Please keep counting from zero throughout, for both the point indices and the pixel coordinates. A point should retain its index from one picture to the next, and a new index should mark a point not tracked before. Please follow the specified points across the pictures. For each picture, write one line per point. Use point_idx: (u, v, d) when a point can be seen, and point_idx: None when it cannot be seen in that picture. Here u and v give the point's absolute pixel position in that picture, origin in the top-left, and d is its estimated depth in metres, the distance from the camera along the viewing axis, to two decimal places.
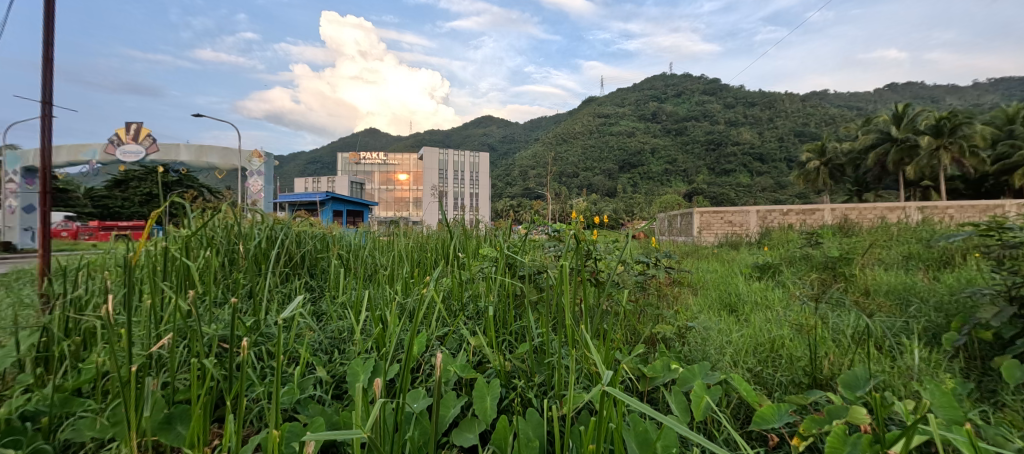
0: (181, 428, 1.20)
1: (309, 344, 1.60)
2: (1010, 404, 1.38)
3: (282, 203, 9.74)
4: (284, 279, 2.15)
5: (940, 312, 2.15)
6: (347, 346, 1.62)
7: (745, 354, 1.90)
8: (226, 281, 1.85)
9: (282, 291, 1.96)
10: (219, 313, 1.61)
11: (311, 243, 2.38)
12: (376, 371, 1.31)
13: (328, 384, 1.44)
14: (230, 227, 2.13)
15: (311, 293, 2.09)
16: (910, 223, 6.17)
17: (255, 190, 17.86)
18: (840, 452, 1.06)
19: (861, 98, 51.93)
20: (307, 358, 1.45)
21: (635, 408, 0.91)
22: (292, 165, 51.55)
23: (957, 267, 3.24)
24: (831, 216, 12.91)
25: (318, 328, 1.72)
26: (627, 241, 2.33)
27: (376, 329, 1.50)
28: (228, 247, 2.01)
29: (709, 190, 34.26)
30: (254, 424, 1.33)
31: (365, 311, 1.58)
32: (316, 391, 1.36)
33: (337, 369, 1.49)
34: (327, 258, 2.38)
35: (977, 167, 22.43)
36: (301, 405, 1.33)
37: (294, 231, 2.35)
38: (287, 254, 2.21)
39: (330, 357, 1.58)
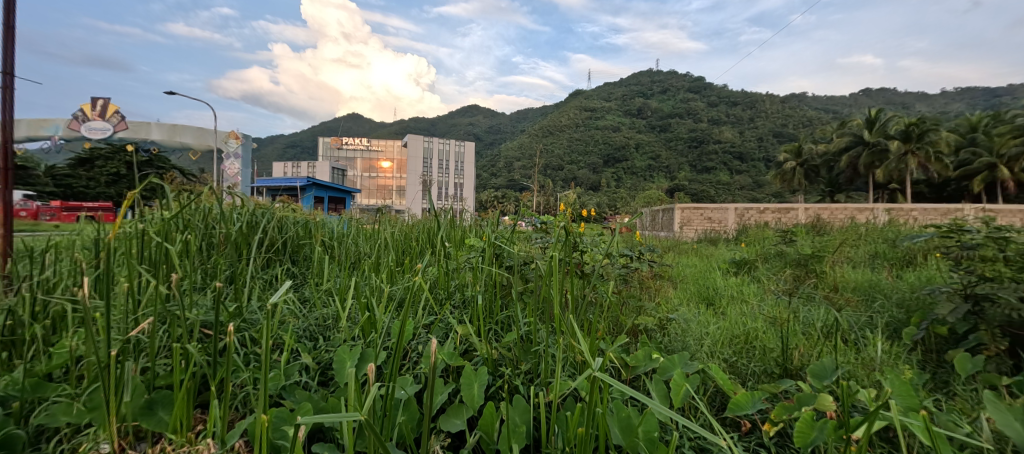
0: (163, 413, 1.17)
1: (293, 331, 1.56)
2: (960, 393, 1.49)
3: (261, 188, 9.54)
4: (265, 265, 2.10)
5: (901, 308, 2.28)
6: (332, 333, 1.59)
7: (721, 345, 1.99)
8: (206, 265, 1.79)
9: (265, 277, 1.92)
10: (201, 295, 1.57)
11: (294, 229, 2.32)
12: (364, 357, 1.29)
13: (314, 370, 1.42)
14: (208, 211, 2.05)
15: (293, 280, 2.06)
16: (878, 225, 6.44)
17: (232, 172, 17.38)
18: (808, 438, 1.14)
19: (837, 102, 53.76)
20: (293, 344, 1.43)
21: (621, 391, 0.96)
22: (270, 149, 50.27)
23: (919, 266, 3.42)
24: (804, 215, 13.39)
25: (303, 314, 1.70)
26: (613, 235, 2.38)
27: (363, 315, 1.49)
28: (205, 231, 1.94)
29: (690, 187, 34.91)
30: (239, 411, 1.29)
31: (351, 298, 1.56)
32: (302, 378, 1.33)
33: (323, 355, 1.47)
34: (310, 244, 2.34)
35: (941, 172, 23.47)
36: (287, 391, 1.31)
37: (277, 216, 2.30)
38: (269, 240, 2.16)
39: (314, 343, 1.55)
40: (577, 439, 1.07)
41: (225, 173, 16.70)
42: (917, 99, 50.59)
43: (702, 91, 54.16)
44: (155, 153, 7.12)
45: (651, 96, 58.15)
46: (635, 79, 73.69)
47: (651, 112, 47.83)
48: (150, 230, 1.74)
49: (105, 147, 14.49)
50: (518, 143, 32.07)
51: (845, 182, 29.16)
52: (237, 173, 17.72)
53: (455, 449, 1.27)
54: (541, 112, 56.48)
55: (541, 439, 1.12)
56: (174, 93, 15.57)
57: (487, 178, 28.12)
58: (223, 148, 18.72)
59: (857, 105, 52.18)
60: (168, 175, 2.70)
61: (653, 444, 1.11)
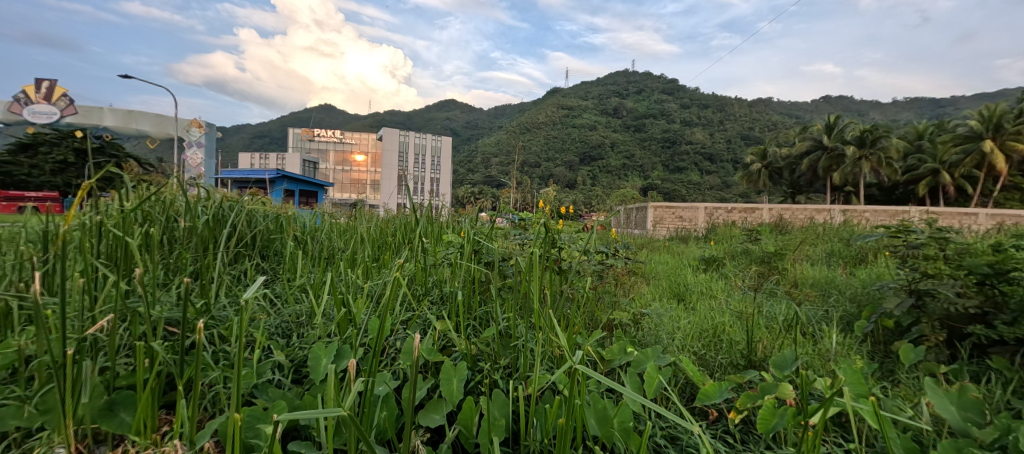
0: (126, 415, 1.03)
1: (264, 327, 1.43)
2: (904, 381, 1.60)
3: (226, 179, 9.18)
4: (234, 259, 1.97)
5: (853, 302, 2.45)
6: (306, 329, 1.47)
7: (691, 339, 2.08)
8: (168, 259, 1.62)
9: (233, 272, 1.80)
10: (166, 292, 1.36)
11: (265, 223, 2.17)
12: (340, 355, 1.21)
13: (288, 367, 1.28)
14: (170, 202, 1.84)
15: (264, 275, 1.94)
16: (834, 225, 6.83)
17: (194, 163, 16.59)
18: (770, 424, 1.23)
19: (800, 108, 56.31)
20: (264, 340, 1.30)
21: (600, 382, 0.98)
22: (236, 139, 48.37)
23: (870, 264, 3.66)
24: (769, 215, 13.98)
25: (275, 310, 1.57)
26: (590, 232, 2.45)
27: (340, 312, 1.36)
28: (167, 224, 1.73)
29: (662, 187, 35.71)
30: (208, 411, 1.12)
31: (327, 294, 1.47)
32: (275, 375, 1.20)
33: (297, 352, 1.33)
34: (281, 239, 2.21)
35: (891, 176, 24.89)
36: (259, 389, 1.16)
37: (247, 209, 2.15)
38: (239, 235, 2.02)
39: (287, 340, 1.42)
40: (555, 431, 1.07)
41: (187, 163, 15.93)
42: (872, 107, 53.52)
43: (675, 93, 55.43)
44: (106, 140, 6.65)
45: (626, 96, 59.29)
46: (611, 79, 74.90)
47: (625, 112, 48.71)
48: (108, 220, 1.55)
49: (51, 133, 13.53)
50: (495, 139, 32.07)
51: (805, 183, 30.54)
52: (200, 163, 16.92)
53: (435, 444, 1.24)
54: (519, 109, 56.65)
55: (519, 433, 1.14)
56: (130, 77, 14.74)
57: (463, 173, 27.99)
58: (184, 136, 17.81)
59: (817, 111, 54.79)
60: (127, 165, 2.53)
61: (628, 434, 1.17)
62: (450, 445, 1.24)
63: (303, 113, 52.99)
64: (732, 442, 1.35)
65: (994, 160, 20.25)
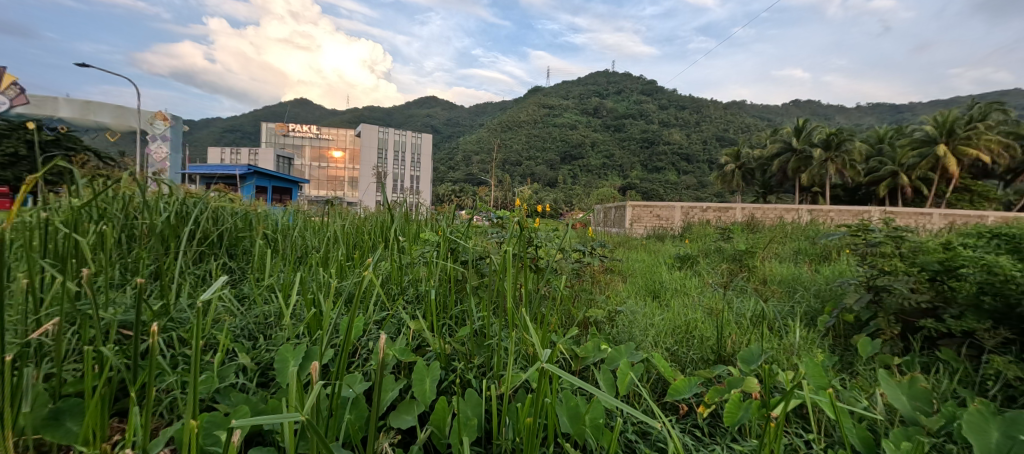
0: (74, 424, 0.85)
1: (229, 330, 1.35)
2: (861, 372, 1.67)
3: (193, 174, 8.77)
4: (198, 259, 1.87)
5: (816, 298, 2.55)
6: (273, 331, 1.40)
7: (664, 335, 2.13)
8: (125, 259, 1.47)
9: (196, 272, 1.67)
10: (122, 292, 1.24)
11: (231, 221, 2.07)
12: (309, 356, 1.16)
13: (254, 372, 1.21)
14: (128, 198, 1.70)
15: (231, 275, 1.83)
16: (802, 223, 7.09)
17: (159, 157, 15.82)
18: (735, 417, 1.28)
19: (770, 112, 58.39)
20: (227, 343, 1.21)
21: (570, 382, 0.96)
22: (205, 133, 46.61)
23: (834, 261, 3.81)
24: (741, 214, 14.37)
25: (241, 311, 1.49)
26: (566, 230, 2.48)
27: (310, 312, 1.32)
28: (126, 221, 1.60)
29: (641, 186, 36.05)
30: (164, 418, 0.99)
31: (296, 293, 1.41)
32: (239, 379, 1.13)
33: (263, 355, 1.27)
34: (250, 238, 2.11)
35: (855, 178, 25.95)
36: (221, 394, 1.09)
37: (213, 206, 2.02)
38: (203, 233, 1.91)
39: (254, 342, 1.35)
40: (527, 427, 1.07)
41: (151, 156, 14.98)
42: (836, 112, 55.85)
43: (653, 94, 56.39)
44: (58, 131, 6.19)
45: (606, 96, 60.08)
46: (591, 79, 75.79)
47: (605, 112, 49.26)
48: (56, 217, 1.39)
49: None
50: (475, 137, 31.99)
51: (776, 184, 31.48)
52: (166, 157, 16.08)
53: (406, 446, 1.23)
54: (500, 107, 56.71)
55: (492, 434, 1.14)
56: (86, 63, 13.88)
57: (443, 171, 27.76)
58: (148, 130, 16.16)
59: (787, 114, 56.72)
60: (80, 158, 2.38)
61: (599, 431, 1.20)
62: (422, 446, 1.23)
63: (278, 107, 51.75)
64: (700, 435, 1.38)
65: (947, 163, 21.35)
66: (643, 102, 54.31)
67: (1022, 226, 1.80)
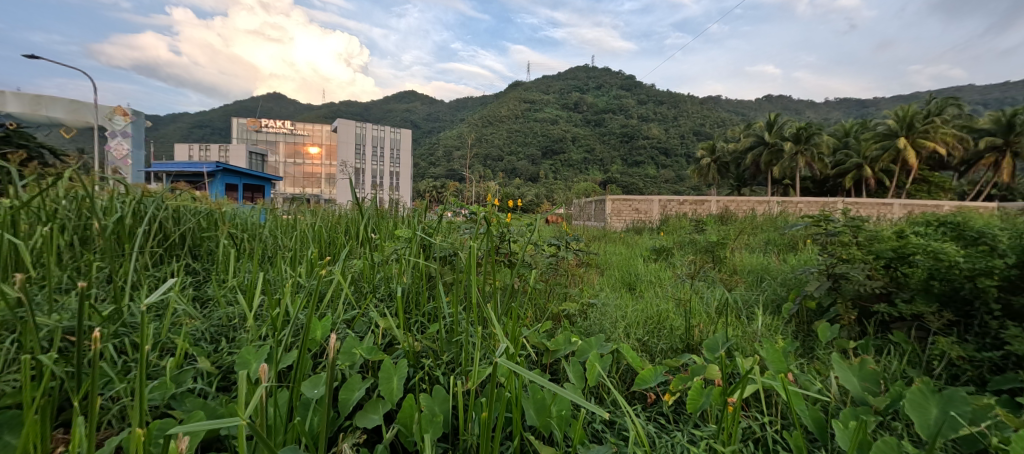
0: (10, 436, 0.80)
1: (188, 333, 1.30)
2: (821, 356, 1.72)
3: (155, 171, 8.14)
4: (158, 261, 1.79)
5: (782, 286, 2.61)
6: (238, 333, 1.36)
7: (636, 326, 2.17)
8: (75, 265, 1.40)
9: (154, 275, 1.61)
10: (65, 300, 1.17)
11: (193, 221, 2.00)
12: (270, 358, 1.14)
13: (214, 376, 1.18)
14: (81, 199, 1.63)
15: (193, 277, 1.76)
16: (771, 214, 7.31)
17: (118, 154, 13.41)
18: (697, 402, 1.31)
19: (744, 107, 60.06)
20: (184, 347, 1.17)
21: (530, 379, 0.96)
22: (172, 130, 44.82)
23: (800, 250, 3.92)
24: (715, 206, 14.67)
25: (201, 316, 1.44)
26: (538, 225, 2.48)
27: (271, 312, 1.27)
28: (75, 224, 1.53)
29: (622, 179, 36.16)
30: (113, 427, 0.95)
31: (257, 294, 1.36)
32: (197, 384, 1.09)
33: (226, 358, 1.23)
34: (214, 237, 2.05)
35: (823, 170, 26.74)
36: (177, 400, 1.06)
37: (171, 205, 1.94)
38: (162, 234, 1.84)
39: (217, 345, 1.31)
40: (487, 422, 1.08)
41: (108, 153, 13.35)
42: (806, 107, 57.77)
43: (631, 89, 57.21)
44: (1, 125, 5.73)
45: (586, 92, 60.47)
46: (570, 74, 76.14)
47: (585, 108, 49.75)
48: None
49: None
50: (453, 132, 31.83)
51: (749, 176, 32.12)
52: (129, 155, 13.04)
53: (372, 445, 1.22)
54: (481, 102, 56.50)
55: (456, 430, 1.13)
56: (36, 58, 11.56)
57: (424, 167, 27.52)
58: (106, 125, 14.95)
59: (760, 109, 58.35)
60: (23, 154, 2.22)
61: (565, 422, 1.20)
62: (388, 445, 1.23)
63: (249, 103, 50.25)
64: (663, 422, 1.41)
65: (908, 155, 22.25)
66: (621, 97, 54.85)
67: (969, 214, 1.89)
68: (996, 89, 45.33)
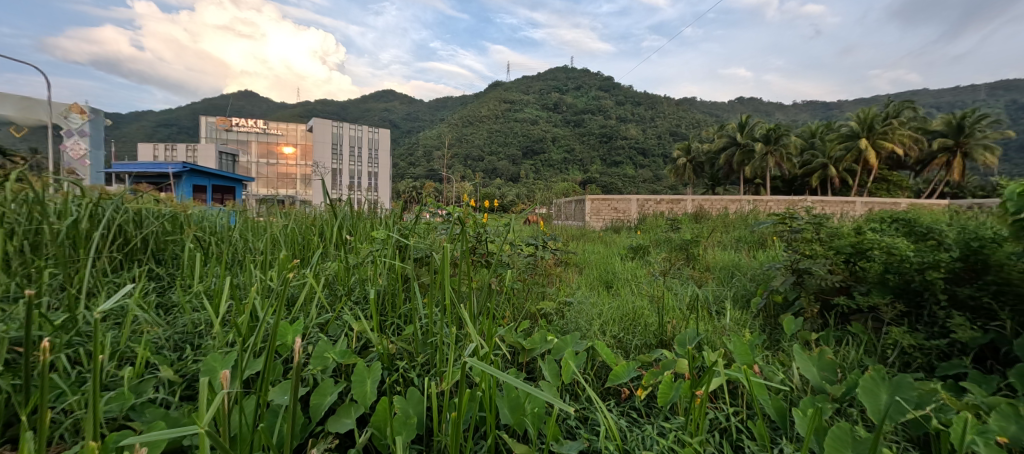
0: None
1: (149, 341, 1.26)
2: (785, 348, 1.78)
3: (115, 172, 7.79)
4: (118, 266, 1.73)
5: (751, 281, 2.70)
6: (203, 339, 1.33)
7: (611, 323, 2.21)
8: (23, 271, 1.34)
9: (112, 281, 1.54)
10: (15, 309, 1.13)
11: (156, 224, 1.94)
12: (237, 365, 1.11)
13: (178, 384, 1.14)
14: (33, 204, 1.57)
15: (155, 283, 1.71)
16: (743, 212, 7.52)
17: (75, 155, 12.79)
18: (667, 396, 1.35)
19: (719, 109, 61.64)
20: (145, 356, 1.13)
21: (501, 379, 0.98)
22: (137, 129, 43.15)
23: (768, 247, 4.05)
24: (691, 206, 15.02)
25: (165, 322, 1.40)
26: (515, 224, 2.50)
27: (237, 319, 1.24)
28: (23, 231, 1.46)
29: (601, 179, 36.54)
30: (65, 441, 0.91)
31: (223, 299, 1.33)
32: (158, 394, 1.06)
33: (189, 366, 1.19)
34: (179, 241, 1.99)
35: (791, 170, 27.62)
36: (137, 411, 1.02)
37: (132, 209, 1.88)
38: (122, 239, 1.77)
39: (181, 353, 1.27)
40: (458, 423, 1.08)
41: (64, 152, 12.74)
42: (776, 109, 59.75)
43: (610, 90, 58.14)
44: None
45: (566, 92, 61.05)
46: (550, 74, 76.64)
47: (565, 109, 50.21)
48: None
49: None
50: (432, 132, 31.69)
51: (723, 176, 32.91)
52: (85, 155, 12.52)
53: (344, 449, 1.22)
54: (461, 102, 56.26)
55: (431, 432, 1.13)
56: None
57: (402, 167, 27.30)
58: (62, 123, 14.24)
59: (733, 110, 60.11)
60: None
61: (539, 419, 1.22)
62: (362, 449, 1.22)
63: (221, 101, 48.81)
64: (636, 416, 1.45)
65: (869, 156, 23.23)
66: (600, 98, 55.58)
67: (921, 211, 1.99)
68: (949, 93, 47.96)
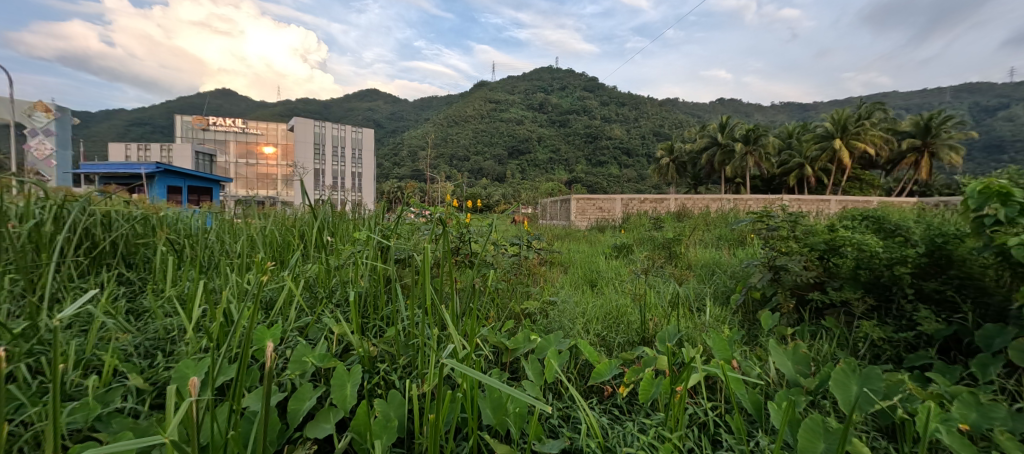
0: None
1: (118, 348, 1.23)
2: (763, 343, 1.83)
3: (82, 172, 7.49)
4: (85, 271, 1.69)
5: (731, 278, 2.75)
6: (176, 346, 1.30)
7: (594, 322, 2.23)
8: None
9: (78, 286, 1.50)
10: None
11: (125, 227, 1.89)
12: (210, 371, 1.09)
13: (147, 393, 1.11)
14: None
15: (125, 288, 1.67)
16: (724, 210, 7.66)
17: (41, 155, 12.32)
18: (648, 392, 1.37)
19: (701, 110, 62.59)
20: (112, 363, 1.10)
21: (479, 380, 0.97)
22: (110, 129, 41.82)
23: (748, 244, 4.12)
24: (674, 205, 15.25)
25: (135, 328, 1.36)
26: (498, 224, 2.50)
27: (211, 324, 1.22)
28: None
29: (586, 179, 36.73)
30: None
31: (195, 305, 1.30)
32: (126, 404, 1.04)
33: (160, 373, 1.16)
34: (151, 245, 1.94)
35: (769, 169, 28.18)
36: (103, 421, 0.99)
37: (101, 211, 1.83)
38: (89, 242, 1.72)
39: (152, 361, 1.24)
40: (438, 426, 1.08)
41: (28, 152, 12.25)
42: (756, 109, 60.99)
43: (595, 91, 58.59)
44: None
45: (551, 92, 61.32)
46: (535, 74, 76.86)
47: (550, 109, 50.38)
48: None
49: None
50: (417, 132, 31.50)
51: (705, 176, 33.43)
52: (51, 155, 12.06)
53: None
54: (446, 102, 56.02)
55: (411, 434, 1.13)
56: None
57: (386, 167, 27.07)
58: (26, 122, 13.68)
59: (714, 110, 61.18)
60: None
61: (521, 418, 1.23)
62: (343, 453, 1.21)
63: (198, 100, 47.63)
64: (617, 414, 1.47)
65: (842, 156, 23.87)
66: (585, 98, 55.95)
67: (890, 208, 2.05)
68: (918, 95, 49.73)
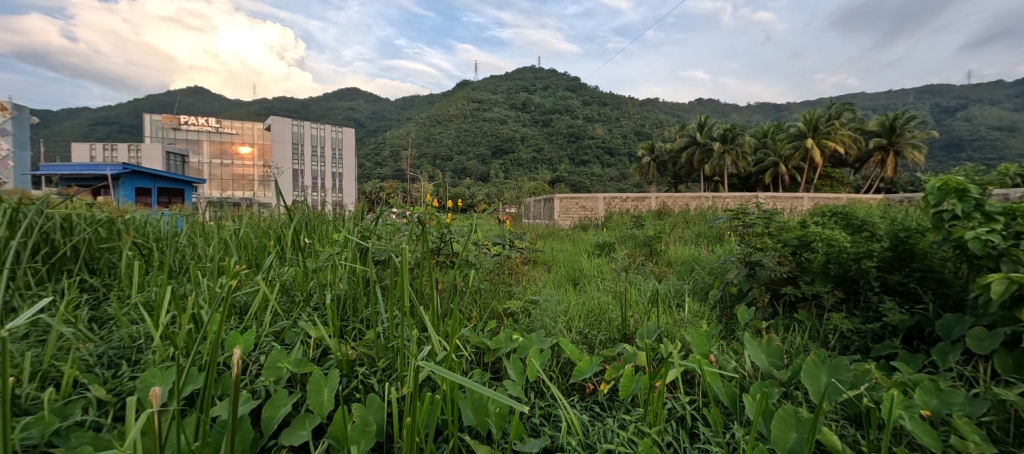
0: None
1: (78, 359, 1.19)
2: (739, 337, 1.87)
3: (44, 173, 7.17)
4: (44, 277, 1.63)
5: (708, 274, 2.80)
6: (142, 353, 1.26)
7: (576, 319, 2.25)
8: None
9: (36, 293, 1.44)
10: None
11: (88, 231, 1.83)
12: (177, 380, 1.06)
13: (111, 404, 1.07)
14: None
15: (87, 295, 1.61)
16: (703, 207, 7.81)
17: None
18: (627, 388, 1.39)
19: (681, 110, 63.68)
20: (72, 374, 1.07)
21: (455, 381, 0.97)
22: (76, 128, 40.16)
23: (726, 241, 4.21)
24: (654, 203, 15.49)
25: (99, 337, 1.31)
26: (480, 224, 2.49)
27: (178, 331, 1.19)
28: None
29: (569, 179, 36.94)
30: None
31: (162, 311, 1.26)
32: (87, 416, 1.00)
33: (124, 383, 1.13)
34: (117, 249, 1.88)
35: (745, 168, 28.81)
36: (61, 435, 0.96)
37: (62, 214, 1.76)
38: (48, 248, 1.66)
39: (115, 371, 1.20)
40: (416, 428, 1.08)
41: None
42: (733, 109, 62.39)
43: (577, 90, 59.04)
44: None
45: (533, 92, 61.54)
46: (518, 74, 77.06)
47: (533, 109, 50.53)
48: None
49: None
50: (399, 132, 31.23)
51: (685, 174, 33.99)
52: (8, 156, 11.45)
53: None
54: (428, 101, 55.66)
55: (390, 436, 1.12)
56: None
57: (368, 167, 26.79)
58: None
59: (694, 110, 62.34)
60: None
61: (501, 418, 1.24)
62: None
63: (170, 99, 46.18)
64: (597, 410, 1.48)
65: (813, 155, 24.62)
66: (567, 98, 56.31)
67: (857, 204, 2.13)
68: (886, 96, 51.68)
